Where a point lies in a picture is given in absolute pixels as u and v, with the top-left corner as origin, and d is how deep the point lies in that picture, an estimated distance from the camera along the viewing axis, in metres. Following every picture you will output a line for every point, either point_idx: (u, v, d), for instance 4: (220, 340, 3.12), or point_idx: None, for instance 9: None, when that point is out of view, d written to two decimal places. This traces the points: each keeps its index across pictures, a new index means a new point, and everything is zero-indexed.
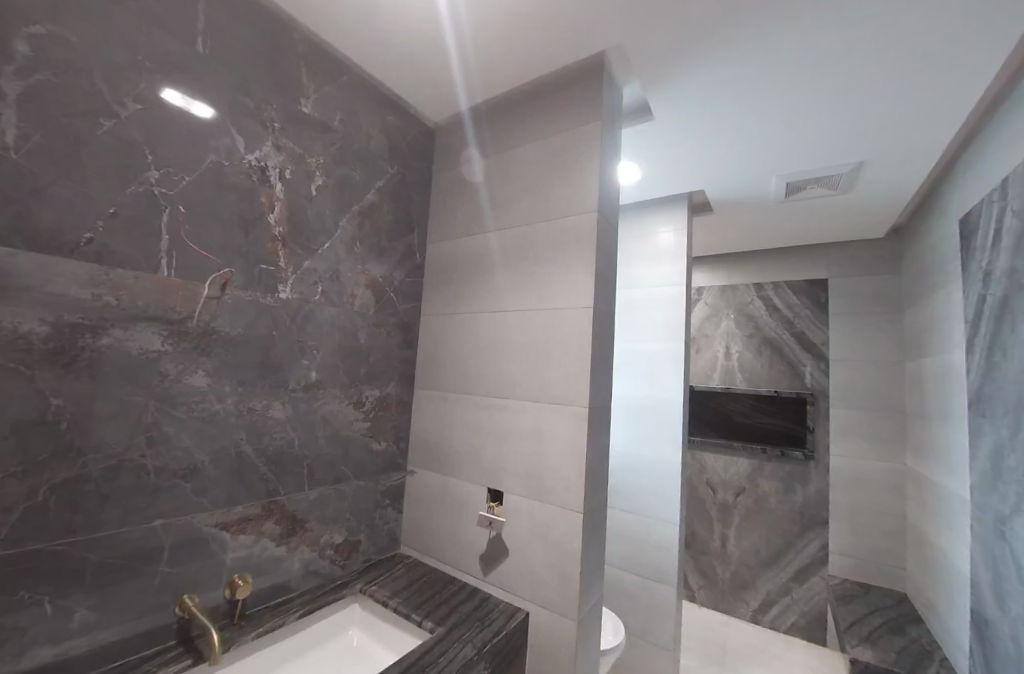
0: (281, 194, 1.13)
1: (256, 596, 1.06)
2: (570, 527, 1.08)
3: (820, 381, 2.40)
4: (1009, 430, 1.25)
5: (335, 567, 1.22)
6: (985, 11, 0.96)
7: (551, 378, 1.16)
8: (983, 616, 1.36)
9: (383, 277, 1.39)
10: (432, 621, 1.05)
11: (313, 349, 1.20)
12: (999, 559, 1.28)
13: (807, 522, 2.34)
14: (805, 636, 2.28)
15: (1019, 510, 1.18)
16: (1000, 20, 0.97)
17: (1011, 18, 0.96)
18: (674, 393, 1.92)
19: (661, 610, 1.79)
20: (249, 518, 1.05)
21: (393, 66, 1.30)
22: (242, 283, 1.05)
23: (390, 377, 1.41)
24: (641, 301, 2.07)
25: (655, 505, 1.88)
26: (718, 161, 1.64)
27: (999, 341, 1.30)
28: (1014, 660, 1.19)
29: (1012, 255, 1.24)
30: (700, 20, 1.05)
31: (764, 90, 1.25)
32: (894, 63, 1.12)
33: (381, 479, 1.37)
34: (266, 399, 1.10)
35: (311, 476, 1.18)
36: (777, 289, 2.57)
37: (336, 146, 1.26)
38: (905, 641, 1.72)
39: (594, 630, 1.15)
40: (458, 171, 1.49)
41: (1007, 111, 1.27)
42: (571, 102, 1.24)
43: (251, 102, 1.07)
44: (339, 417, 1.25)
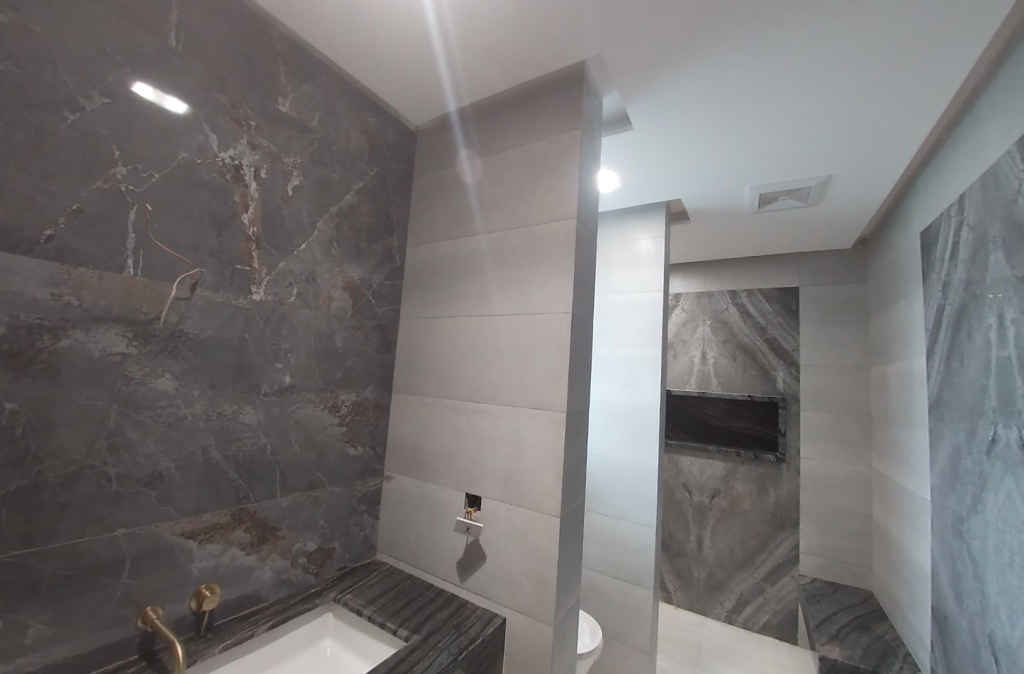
0: (256, 194, 1.11)
1: (225, 607, 1.02)
2: (548, 531, 1.08)
3: (791, 385, 2.47)
4: (966, 434, 1.31)
5: (308, 575, 1.19)
6: (951, 30, 0.99)
7: (530, 383, 1.16)
8: (943, 612, 1.42)
9: (362, 280, 1.38)
10: (408, 630, 1.04)
11: (288, 352, 1.17)
12: (958, 558, 1.34)
13: (779, 523, 2.40)
14: (777, 634, 2.34)
15: (976, 511, 1.24)
16: (964, 38, 1.01)
17: (976, 37, 1.00)
18: (651, 397, 1.95)
19: (639, 612, 1.81)
20: (216, 527, 1.01)
21: (374, 68, 1.29)
22: (213, 284, 1.02)
23: (368, 381, 1.39)
24: (619, 306, 2.09)
25: (632, 507, 1.90)
26: (695, 170, 1.68)
27: (957, 348, 1.36)
28: (972, 655, 1.25)
29: (968, 267, 1.30)
30: (679, 33, 1.07)
31: (742, 100, 1.27)
32: (866, 77, 1.15)
33: (357, 485, 1.35)
34: (237, 403, 1.06)
35: (283, 482, 1.15)
36: (751, 296, 2.64)
37: (314, 146, 1.25)
38: (871, 638, 1.78)
39: (571, 634, 1.15)
40: (439, 174, 1.48)
41: (965, 130, 1.34)
42: (552, 109, 1.25)
43: (225, 98, 1.05)
44: (314, 422, 1.23)
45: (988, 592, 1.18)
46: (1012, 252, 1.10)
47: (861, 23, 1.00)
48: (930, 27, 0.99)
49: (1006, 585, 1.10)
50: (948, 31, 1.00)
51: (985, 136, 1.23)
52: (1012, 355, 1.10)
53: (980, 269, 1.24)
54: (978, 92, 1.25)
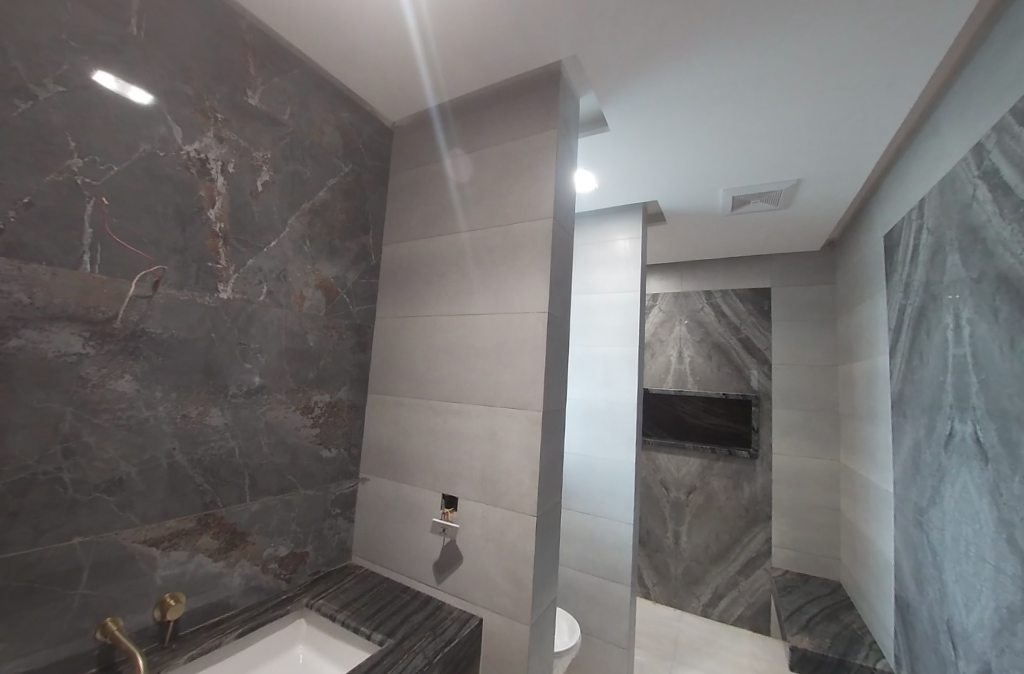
0: (223, 188, 1.07)
1: (191, 616, 0.99)
2: (524, 530, 1.08)
3: (764, 383, 2.53)
4: (925, 429, 1.36)
5: (279, 581, 1.16)
6: (914, 41, 1.03)
7: (506, 382, 1.16)
8: (905, 600, 1.48)
9: (336, 278, 1.35)
10: (382, 633, 1.02)
11: (257, 352, 1.14)
12: (918, 548, 1.39)
13: (753, 518, 2.46)
14: (751, 626, 2.40)
15: (935, 502, 1.30)
16: (927, 48, 1.05)
17: (937, 47, 1.04)
18: (628, 395, 1.97)
19: (616, 609, 1.82)
20: (181, 533, 0.98)
21: (348, 62, 1.27)
22: (178, 282, 0.99)
23: (342, 381, 1.36)
24: (598, 306, 2.11)
25: (610, 505, 1.92)
26: (671, 173, 1.70)
27: (917, 347, 1.42)
28: (933, 641, 1.30)
29: (927, 269, 1.36)
30: (653, 37, 1.08)
31: (717, 103, 1.29)
32: (836, 83, 1.18)
33: (331, 488, 1.32)
34: (203, 405, 1.03)
35: (253, 486, 1.12)
36: (725, 296, 2.70)
37: (286, 140, 1.21)
38: (839, 627, 1.84)
39: (548, 632, 1.16)
40: (416, 172, 1.46)
41: (924, 137, 1.40)
42: (529, 109, 1.25)
43: (190, 89, 1.01)
44: (286, 423, 1.20)
45: (946, 580, 1.23)
46: (967, 255, 1.15)
47: (833, 29, 1.02)
48: (896, 36, 1.02)
49: (963, 573, 1.15)
50: (911, 42, 1.03)
51: (943, 143, 1.28)
52: (967, 353, 1.15)
53: (938, 271, 1.30)
54: (937, 102, 1.31)
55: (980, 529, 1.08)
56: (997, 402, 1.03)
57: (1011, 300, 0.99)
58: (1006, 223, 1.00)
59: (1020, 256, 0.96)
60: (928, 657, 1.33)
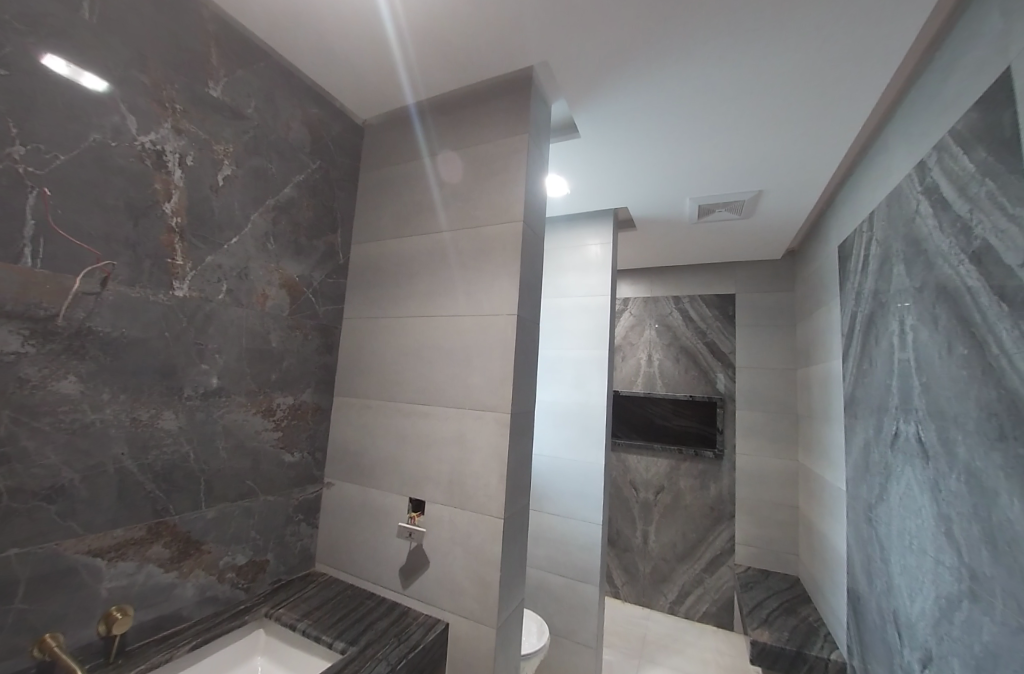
0: (181, 182, 1.03)
1: (139, 629, 0.94)
2: (491, 532, 1.08)
3: (729, 386, 2.62)
4: (874, 428, 1.44)
5: (237, 591, 1.12)
6: (870, 59, 1.08)
7: (475, 384, 1.16)
8: (857, 593, 1.55)
9: (301, 277, 1.32)
10: (344, 642, 0.99)
11: (215, 353, 1.10)
12: (868, 543, 1.46)
13: (718, 516, 2.54)
14: (715, 622, 2.47)
15: (882, 499, 1.37)
16: (881, 66, 1.10)
17: (890, 67, 1.10)
18: (598, 397, 2.01)
19: (585, 609, 1.84)
20: (129, 543, 0.93)
21: (317, 58, 1.24)
22: (129, 279, 0.94)
23: (306, 383, 1.33)
24: (569, 310, 2.13)
25: (580, 506, 1.94)
26: (640, 180, 1.75)
27: (867, 351, 1.50)
28: (881, 631, 1.37)
29: (876, 278, 1.44)
30: (621, 48, 1.11)
31: (692, 109, 1.31)
32: (791, 101, 1.25)
33: (294, 493, 1.28)
34: (155, 408, 0.98)
35: (209, 492, 1.07)
36: (692, 301, 2.79)
37: (249, 134, 1.18)
38: (796, 620, 1.91)
39: (515, 634, 1.16)
40: (387, 171, 1.44)
41: (874, 154, 1.49)
42: (500, 113, 1.26)
43: (147, 78, 0.97)
44: (245, 427, 1.16)
45: (892, 573, 1.30)
46: (911, 267, 1.22)
47: (797, 46, 1.06)
48: (852, 55, 1.08)
49: (908, 566, 1.21)
50: (867, 60, 1.09)
51: (891, 160, 1.36)
52: (911, 358, 1.22)
53: (885, 280, 1.37)
54: (886, 120, 1.39)
55: (922, 524, 1.15)
56: (936, 403, 1.10)
57: (948, 308, 1.06)
58: (945, 237, 1.07)
59: (956, 268, 1.03)
60: (876, 647, 1.40)
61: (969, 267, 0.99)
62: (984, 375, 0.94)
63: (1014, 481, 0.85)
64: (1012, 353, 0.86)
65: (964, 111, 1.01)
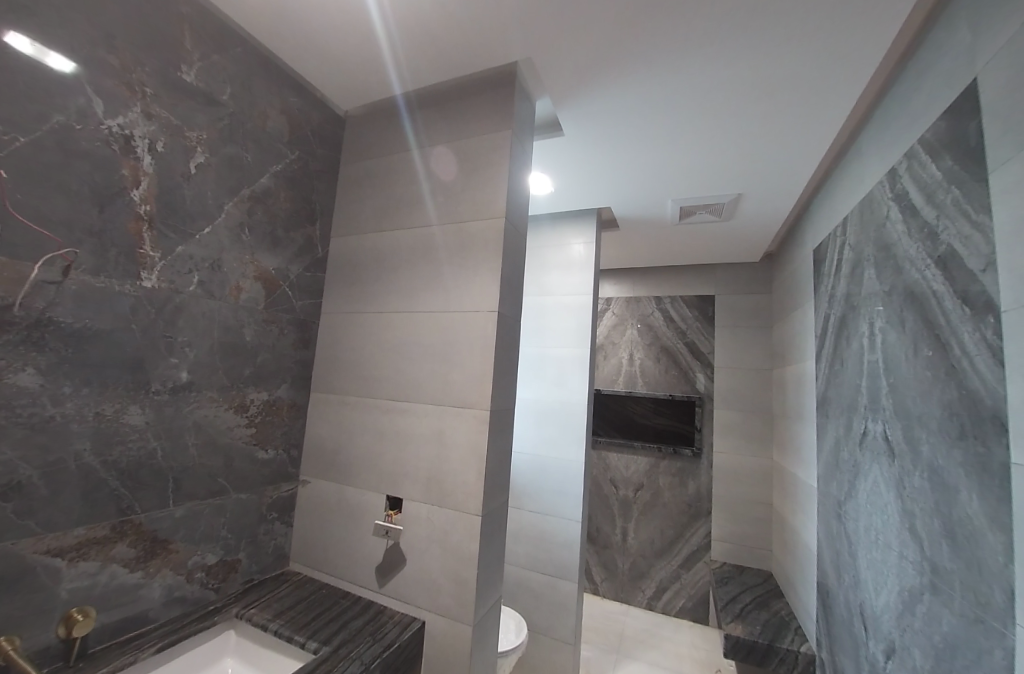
0: (150, 169, 0.99)
1: (102, 632, 0.91)
2: (468, 529, 1.08)
3: (708, 385, 2.67)
4: (844, 427, 1.48)
5: (206, 591, 1.09)
6: (846, 66, 1.11)
7: (455, 381, 1.15)
8: (826, 587, 1.60)
9: (277, 270, 1.29)
10: (317, 642, 0.98)
11: (185, 346, 1.06)
12: (837, 538, 1.51)
13: (695, 513, 2.59)
14: (691, 617, 2.51)
15: (851, 495, 1.41)
16: (860, 71, 1.12)
17: (866, 73, 1.12)
18: (579, 396, 2.02)
19: (564, 605, 1.86)
20: (92, 542, 0.89)
21: (296, 46, 1.21)
22: (93, 268, 0.90)
23: (282, 379, 1.30)
24: (551, 308, 2.14)
25: (560, 503, 1.95)
26: (624, 180, 1.76)
27: (838, 352, 1.54)
28: (847, 623, 1.42)
29: (848, 281, 1.48)
30: (605, 49, 1.12)
31: (677, 110, 1.32)
32: (770, 106, 1.27)
33: (268, 491, 1.26)
34: (120, 402, 0.95)
35: (177, 490, 1.04)
36: (673, 302, 2.83)
37: (224, 122, 1.14)
38: (768, 614, 1.96)
39: (492, 631, 1.15)
40: (368, 164, 1.42)
41: (848, 160, 1.53)
42: (484, 109, 1.25)
43: (115, 60, 0.93)
44: (217, 423, 1.13)
45: (859, 567, 1.34)
46: (881, 271, 1.26)
47: (775, 52, 1.08)
48: (828, 63, 1.10)
49: (873, 560, 1.26)
50: (845, 66, 1.11)
51: (864, 167, 1.40)
52: (879, 359, 1.26)
53: (857, 283, 1.42)
54: (860, 128, 1.43)
55: (887, 519, 1.19)
56: (902, 403, 1.14)
57: (915, 311, 1.10)
58: (913, 242, 1.11)
59: (923, 272, 1.06)
60: (843, 638, 1.44)
61: (935, 272, 1.02)
62: (947, 376, 0.97)
63: (973, 478, 0.88)
64: (973, 355, 0.90)
65: (933, 121, 1.04)
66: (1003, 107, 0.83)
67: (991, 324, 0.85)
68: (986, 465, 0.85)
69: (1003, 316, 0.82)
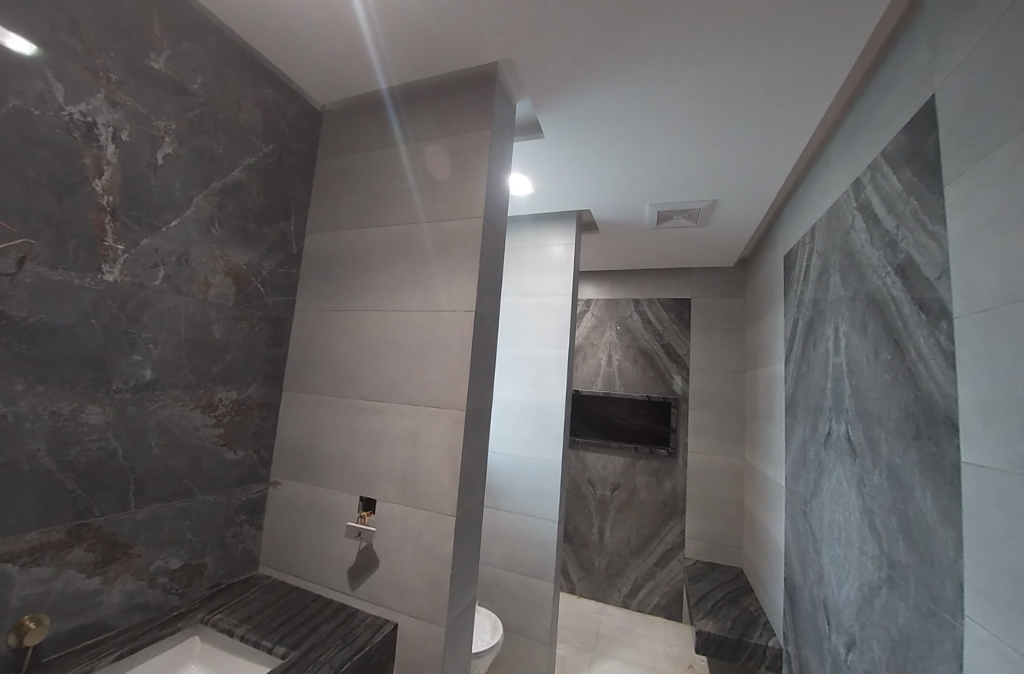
0: (114, 158, 0.95)
1: (56, 641, 0.86)
2: (442, 530, 1.07)
3: (684, 387, 2.72)
4: (810, 427, 1.53)
5: (170, 596, 1.06)
6: (815, 78, 1.15)
7: (431, 380, 1.14)
8: (793, 583, 1.65)
9: (249, 266, 1.25)
10: (286, 646, 0.96)
11: (149, 343, 1.03)
12: (803, 535, 1.56)
13: (669, 512, 2.64)
14: (665, 614, 2.56)
15: (816, 493, 1.46)
16: (828, 81, 1.16)
17: (833, 86, 1.17)
18: (557, 396, 2.03)
19: (540, 604, 1.86)
20: (46, 546, 0.85)
21: (272, 37, 1.19)
22: (50, 260, 0.86)
23: (252, 378, 1.26)
24: (531, 309, 2.15)
25: (536, 503, 1.96)
26: (603, 183, 1.78)
27: (806, 355, 1.60)
28: (812, 617, 1.46)
29: (816, 286, 1.53)
30: (585, 52, 1.13)
31: (655, 115, 1.34)
32: (742, 114, 1.31)
33: (236, 492, 1.22)
34: (79, 400, 0.91)
35: (139, 492, 1.00)
36: (651, 304, 2.88)
37: (195, 112, 1.11)
38: (738, 610, 2.01)
39: (466, 632, 1.15)
40: (346, 160, 1.40)
41: (817, 170, 1.58)
42: (464, 107, 1.25)
43: (78, 44, 0.89)
44: (183, 422, 1.09)
45: (823, 563, 1.39)
46: (846, 277, 1.31)
47: (747, 63, 1.12)
48: (797, 74, 1.14)
49: (836, 556, 1.30)
50: (814, 76, 1.14)
51: (832, 176, 1.45)
52: (843, 363, 1.31)
53: (823, 288, 1.47)
54: (828, 139, 1.48)
55: (849, 517, 1.24)
56: (863, 404, 1.19)
57: (876, 317, 1.14)
58: (875, 251, 1.16)
59: (884, 279, 1.11)
60: (808, 632, 1.49)
61: (894, 279, 1.07)
62: (905, 378, 1.02)
63: (927, 476, 0.93)
64: (928, 358, 0.94)
65: (894, 135, 1.09)
66: (957, 124, 0.87)
67: (944, 329, 0.90)
68: (939, 463, 0.90)
69: (955, 322, 0.87)
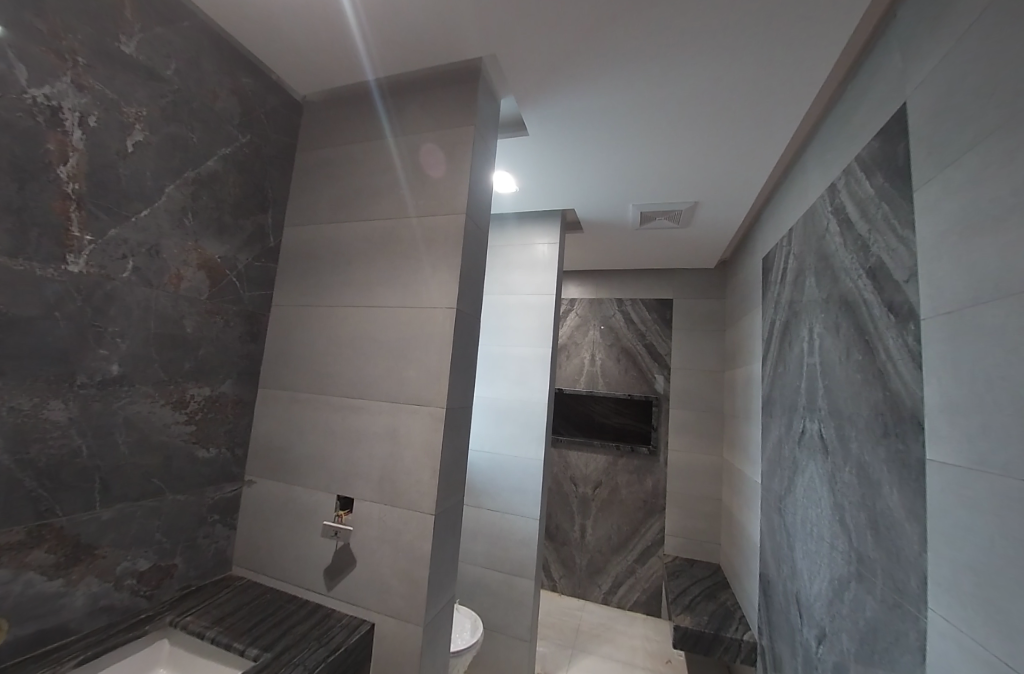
0: (81, 144, 0.92)
1: (13, 647, 0.83)
2: (421, 528, 1.06)
3: (665, 386, 2.76)
4: (785, 425, 1.57)
5: (137, 599, 1.02)
6: (791, 83, 1.18)
7: (411, 377, 1.13)
8: (767, 578, 1.68)
9: (224, 259, 1.22)
10: (258, 648, 0.94)
11: (117, 337, 0.99)
12: (778, 531, 1.59)
13: (650, 509, 2.67)
14: (645, 610, 2.59)
15: (790, 489, 1.50)
16: (805, 87, 1.19)
17: (809, 91, 1.20)
18: (540, 395, 2.04)
19: (521, 602, 1.87)
20: (3, 548, 0.82)
21: (250, 24, 1.15)
22: (10, 249, 0.82)
23: (227, 374, 1.23)
24: (515, 307, 2.14)
25: (518, 501, 1.96)
26: (587, 183, 1.79)
27: (782, 355, 1.64)
28: (785, 611, 1.50)
29: (792, 287, 1.57)
30: (570, 51, 1.13)
31: (638, 116, 1.35)
32: (721, 117, 1.33)
33: (209, 491, 1.19)
34: (40, 396, 0.87)
35: (106, 491, 0.97)
36: (634, 304, 2.91)
37: (168, 99, 1.07)
38: (714, 605, 2.05)
39: (444, 631, 1.14)
40: (326, 153, 1.37)
41: (794, 173, 1.62)
42: (448, 102, 1.23)
43: (43, 25, 0.86)
44: (152, 419, 1.06)
45: (796, 558, 1.42)
46: (820, 279, 1.35)
47: (726, 67, 1.14)
48: (773, 79, 1.17)
49: (809, 551, 1.34)
50: (791, 81, 1.17)
51: (808, 179, 1.49)
52: (817, 363, 1.34)
53: (799, 289, 1.50)
54: (805, 143, 1.52)
55: (821, 513, 1.27)
56: (835, 403, 1.22)
57: (848, 318, 1.18)
58: (848, 254, 1.19)
59: (856, 282, 1.14)
60: (781, 626, 1.53)
61: (866, 282, 1.10)
62: (874, 378, 1.05)
63: (893, 473, 0.96)
64: (896, 359, 0.97)
65: (868, 141, 1.12)
66: (927, 132, 0.90)
67: (911, 331, 0.93)
68: (905, 461, 0.93)
69: (921, 323, 0.90)
